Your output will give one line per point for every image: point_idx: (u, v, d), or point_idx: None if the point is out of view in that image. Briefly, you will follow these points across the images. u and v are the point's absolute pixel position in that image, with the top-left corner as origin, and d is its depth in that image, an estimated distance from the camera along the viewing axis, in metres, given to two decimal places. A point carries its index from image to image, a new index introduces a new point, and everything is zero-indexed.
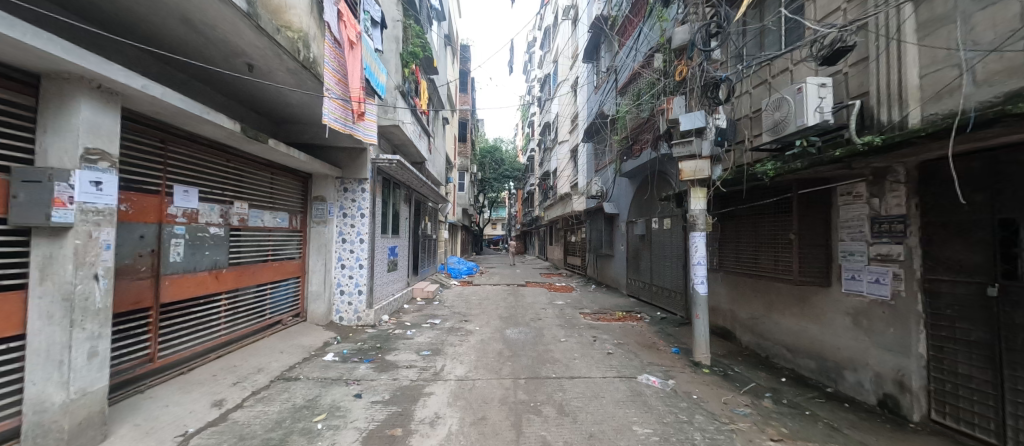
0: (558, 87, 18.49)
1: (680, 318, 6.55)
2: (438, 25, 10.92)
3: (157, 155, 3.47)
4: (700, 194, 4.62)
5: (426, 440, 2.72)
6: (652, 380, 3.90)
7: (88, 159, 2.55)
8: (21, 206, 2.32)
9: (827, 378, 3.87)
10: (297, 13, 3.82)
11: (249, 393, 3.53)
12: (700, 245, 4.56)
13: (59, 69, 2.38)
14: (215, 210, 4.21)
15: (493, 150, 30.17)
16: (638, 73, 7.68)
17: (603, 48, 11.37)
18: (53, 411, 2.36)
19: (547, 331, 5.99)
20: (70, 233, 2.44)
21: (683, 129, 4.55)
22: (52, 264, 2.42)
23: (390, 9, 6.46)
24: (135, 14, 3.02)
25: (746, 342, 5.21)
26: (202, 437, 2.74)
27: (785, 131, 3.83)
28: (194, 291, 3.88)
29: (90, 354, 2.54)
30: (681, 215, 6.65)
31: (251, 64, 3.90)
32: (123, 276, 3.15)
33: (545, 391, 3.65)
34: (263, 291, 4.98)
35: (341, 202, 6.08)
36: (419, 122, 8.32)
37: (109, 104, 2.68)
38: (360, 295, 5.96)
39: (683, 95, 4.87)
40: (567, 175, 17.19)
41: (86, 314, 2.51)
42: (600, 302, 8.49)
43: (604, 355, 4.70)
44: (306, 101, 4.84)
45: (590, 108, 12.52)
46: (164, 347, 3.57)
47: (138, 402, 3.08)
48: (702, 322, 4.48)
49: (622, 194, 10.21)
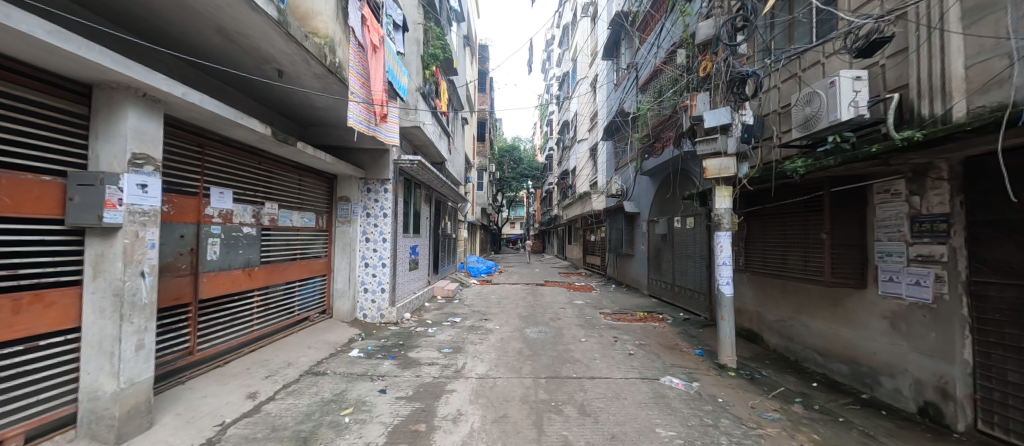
0: (577, 85, 18.31)
1: (703, 319, 6.41)
2: (457, 27, 11.02)
3: (195, 159, 3.64)
4: (725, 193, 4.49)
5: (450, 437, 2.78)
6: (675, 382, 3.83)
7: (136, 163, 2.72)
8: (78, 207, 2.51)
9: (862, 383, 3.71)
10: (324, 19, 3.94)
11: (280, 386, 3.68)
12: (725, 245, 4.44)
13: (108, 79, 2.55)
14: (248, 210, 4.39)
15: (511, 149, 30.18)
16: (660, 69, 7.54)
17: (623, 45, 11.22)
18: (106, 399, 2.55)
19: (567, 331, 5.96)
20: (119, 232, 2.60)
21: (708, 126, 4.45)
22: (104, 261, 2.59)
23: (411, 13, 6.57)
24: (174, 25, 3.20)
25: (774, 345, 5.04)
26: (238, 428, 2.90)
27: (817, 127, 3.70)
28: (230, 287, 4.06)
29: (137, 346, 2.70)
30: (705, 214, 6.50)
31: (281, 70, 4.04)
32: (165, 273, 3.33)
33: (566, 391, 3.64)
34: (292, 287, 5.16)
35: (364, 202, 6.23)
36: (439, 123, 8.44)
37: (154, 111, 2.84)
38: (383, 293, 6.12)
39: (708, 91, 4.75)
40: (586, 173, 17.03)
41: (134, 309, 2.67)
42: (621, 302, 8.38)
43: (625, 356, 4.66)
44: (332, 104, 4.97)
45: (610, 105, 12.34)
46: (203, 341, 3.76)
47: (179, 393, 3.26)
48: (727, 323, 4.36)
49: (642, 193, 10.05)
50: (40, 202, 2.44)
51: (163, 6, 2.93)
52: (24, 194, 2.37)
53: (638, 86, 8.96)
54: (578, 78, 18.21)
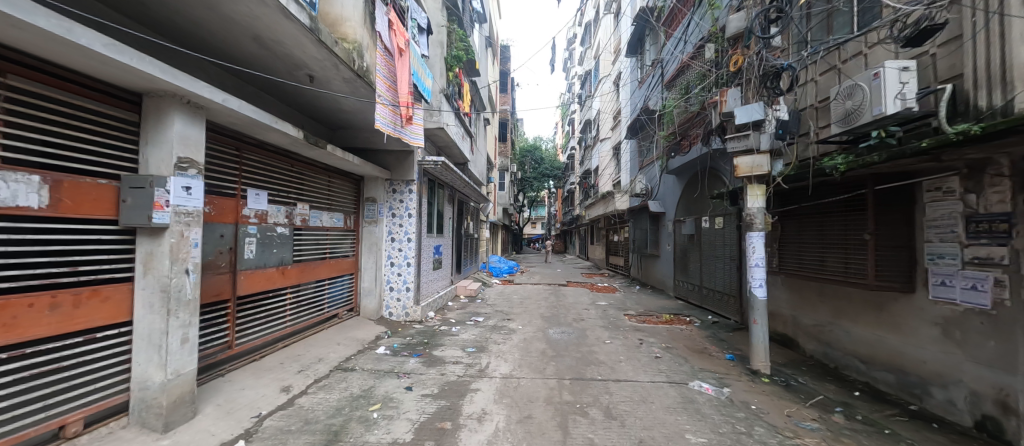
0: (599, 84, 18.08)
1: (733, 322, 6.20)
2: (479, 28, 11.11)
3: (234, 162, 3.82)
4: (758, 192, 4.33)
5: (475, 436, 2.79)
6: (704, 387, 3.71)
7: (181, 167, 2.88)
8: (131, 208, 2.69)
9: (910, 394, 3.48)
10: (352, 25, 4.05)
11: (312, 381, 3.81)
12: (758, 246, 4.28)
13: (157, 88, 2.71)
14: (282, 211, 4.57)
15: (532, 149, 30.15)
16: (687, 65, 7.34)
17: (647, 42, 10.99)
18: (155, 388, 2.72)
19: (591, 332, 5.89)
20: (166, 232, 2.76)
21: (739, 122, 4.30)
22: (153, 258, 2.77)
23: (435, 16, 6.66)
24: (214, 34, 3.36)
25: (810, 351, 4.81)
26: (274, 420, 3.03)
27: (859, 122, 3.50)
28: (265, 285, 4.24)
29: (182, 340, 2.86)
30: (736, 213, 6.28)
31: (312, 75, 4.18)
32: (207, 271, 3.51)
33: (590, 393, 3.60)
34: (322, 285, 5.33)
35: (390, 202, 6.37)
36: (462, 124, 8.52)
37: (197, 117, 3.01)
38: (408, 292, 6.25)
39: (739, 87, 4.59)
40: (608, 172, 16.79)
41: (179, 304, 2.83)
42: (646, 304, 8.21)
43: (651, 359, 4.56)
44: (359, 108, 5.10)
45: (633, 103, 12.10)
46: (241, 336, 3.93)
47: (220, 385, 3.43)
48: (760, 327, 4.19)
49: (668, 192, 9.82)
50: (97, 203, 2.61)
51: (204, 16, 3.08)
52: (83, 195, 2.54)
53: (663, 83, 8.76)
54: (601, 76, 17.96)
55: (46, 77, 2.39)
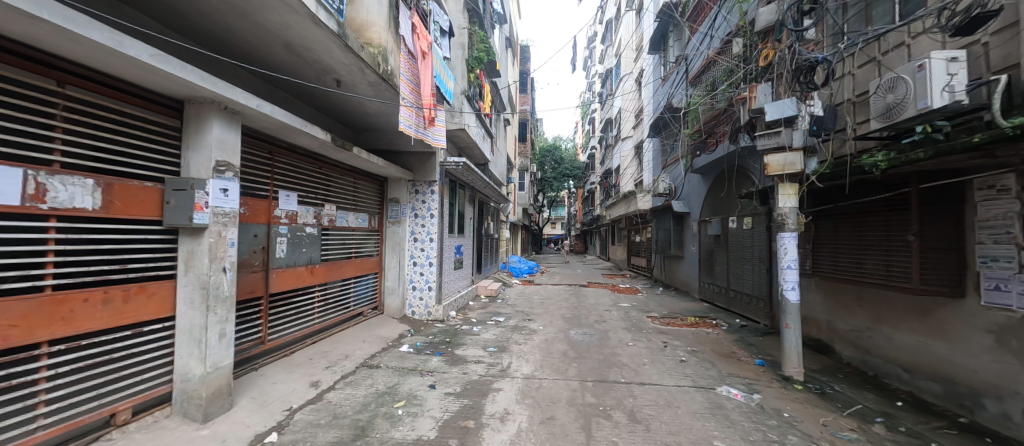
0: (621, 82, 17.82)
1: (763, 326, 5.99)
2: (500, 29, 11.15)
3: (267, 165, 3.98)
4: (790, 191, 4.17)
5: (498, 435, 2.80)
6: (733, 392, 3.59)
7: (219, 170, 3.03)
8: (174, 210, 2.84)
9: (959, 405, 3.27)
10: (377, 30, 4.14)
11: (339, 376, 3.93)
12: (790, 247, 4.12)
13: (197, 96, 2.85)
14: (310, 212, 4.72)
15: (551, 149, 29.99)
16: (713, 60, 7.14)
17: (671, 38, 10.75)
18: (195, 380, 2.88)
19: (613, 334, 5.81)
20: (206, 232, 2.92)
21: (770, 119, 4.14)
22: (194, 257, 2.93)
23: (457, 18, 6.73)
24: (248, 42, 3.52)
25: (847, 358, 4.58)
26: (304, 414, 3.15)
27: (901, 117, 3.31)
28: (295, 283, 4.39)
29: (220, 335, 3.01)
30: (766, 213, 6.07)
31: (339, 79, 4.30)
32: (242, 269, 3.67)
33: (614, 395, 3.55)
34: (348, 284, 5.47)
35: (413, 203, 6.49)
36: (483, 125, 8.58)
37: (233, 122, 3.15)
38: (430, 291, 6.36)
39: (769, 82, 4.44)
40: (630, 172, 16.51)
41: (218, 301, 2.98)
42: (670, 306, 8.03)
43: (677, 363, 4.46)
44: (383, 111, 5.21)
45: (656, 100, 11.85)
46: (273, 332, 4.09)
47: (253, 378, 3.58)
48: (793, 332, 4.03)
49: (693, 192, 9.58)
50: (144, 205, 2.77)
51: (239, 25, 3.23)
52: (131, 198, 2.69)
53: (688, 80, 8.55)
54: (622, 74, 17.67)
55: (101, 87, 2.54)
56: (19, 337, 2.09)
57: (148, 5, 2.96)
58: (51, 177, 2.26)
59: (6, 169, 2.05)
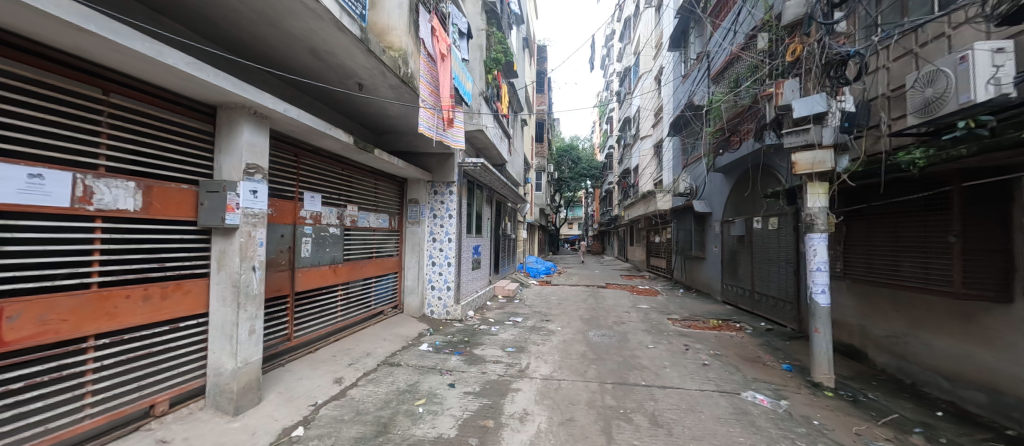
0: (640, 80, 17.55)
1: (789, 330, 5.79)
2: (517, 30, 11.17)
3: (293, 167, 4.11)
4: (819, 190, 4.03)
5: (518, 435, 2.81)
6: (759, 398, 3.49)
7: (249, 173, 3.16)
8: (208, 211, 2.97)
9: (1004, 417, 3.08)
10: (398, 34, 4.22)
11: (361, 374, 4.02)
12: (820, 248, 3.97)
13: (229, 101, 2.98)
14: (334, 212, 4.84)
15: (569, 149, 29.82)
16: (737, 56, 6.95)
17: (692, 34, 10.52)
18: (227, 374, 3.00)
19: (633, 336, 5.73)
20: (237, 232, 3.04)
21: (798, 116, 4.01)
22: (226, 256, 3.06)
23: (475, 20, 6.79)
24: (275, 49, 3.64)
25: (881, 364, 4.38)
26: (328, 409, 3.24)
27: (941, 112, 3.15)
28: (319, 282, 4.51)
29: (250, 331, 3.13)
30: (793, 213, 5.87)
31: (361, 83, 4.39)
32: (270, 267, 3.80)
33: (635, 398, 3.50)
34: (369, 283, 5.59)
35: (431, 203, 6.59)
36: (500, 126, 8.61)
37: (262, 126, 3.27)
38: (449, 291, 6.45)
39: (797, 77, 4.29)
40: (649, 171, 16.24)
41: (247, 298, 3.10)
42: (691, 308, 7.87)
43: (699, 366, 4.36)
44: (403, 113, 5.29)
45: (677, 98, 11.62)
46: (299, 329, 4.22)
47: (280, 374, 3.70)
48: (823, 337, 3.88)
49: (715, 191, 9.35)
50: (180, 206, 2.91)
51: (267, 32, 3.35)
52: (169, 199, 2.82)
53: (710, 76, 8.36)
54: (641, 72, 17.41)
55: (141, 95, 2.68)
56: (68, 330, 2.23)
57: (184, 15, 3.11)
58: (97, 179, 2.40)
59: (57, 173, 2.19)
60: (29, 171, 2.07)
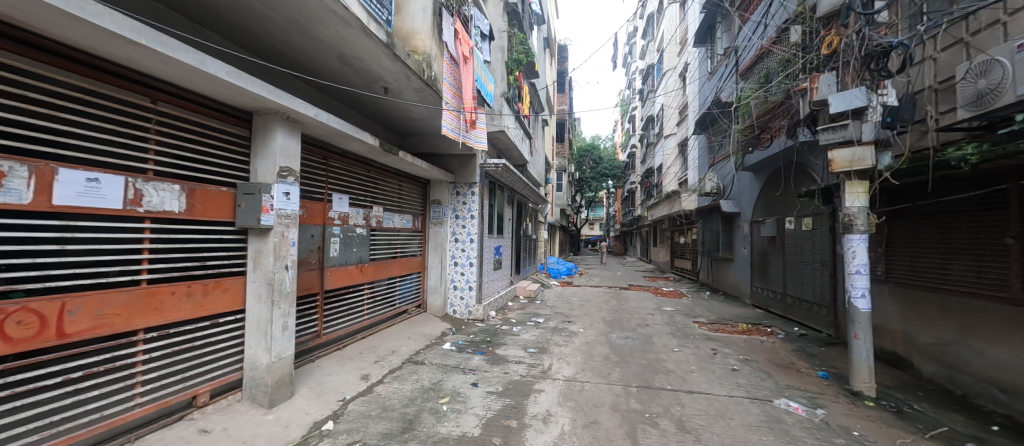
0: (664, 77, 17.18)
1: (825, 336, 5.53)
2: (538, 30, 11.15)
3: (322, 170, 4.24)
4: (859, 189, 3.83)
5: (541, 436, 2.81)
6: (793, 406, 3.35)
7: (282, 175, 3.29)
8: (245, 212, 3.12)
9: None
10: (422, 38, 4.30)
11: (387, 371, 4.12)
12: (860, 250, 3.78)
13: (264, 107, 3.11)
14: (360, 213, 4.97)
15: (589, 149, 29.52)
16: (767, 50, 6.70)
17: (719, 28, 10.21)
18: (262, 369, 3.13)
19: (658, 338, 5.62)
20: (271, 232, 3.18)
21: (834, 111, 3.84)
22: (261, 255, 3.19)
23: (496, 21, 6.83)
24: (306, 56, 3.78)
25: (928, 374, 4.12)
26: (356, 405, 3.34)
27: (996, 104, 2.93)
28: (347, 281, 4.64)
29: (283, 328, 3.26)
30: (829, 213, 5.60)
31: (386, 87, 4.49)
32: (301, 267, 3.95)
33: (660, 403, 3.43)
34: (394, 282, 5.71)
35: (454, 204, 6.68)
36: (522, 126, 8.62)
37: (295, 130, 3.40)
38: (471, 291, 6.52)
39: (834, 71, 4.10)
40: (674, 170, 15.87)
41: (281, 296, 3.23)
42: (718, 311, 7.63)
43: (728, 372, 4.22)
44: (427, 115, 5.38)
45: (703, 95, 11.30)
46: (327, 326, 4.36)
47: (311, 369, 3.83)
48: (863, 344, 3.70)
49: (744, 191, 9.04)
50: (220, 207, 3.06)
51: (299, 40, 3.48)
52: (210, 201, 2.98)
53: (738, 72, 8.09)
54: (665, 69, 17.04)
55: (186, 103, 2.84)
56: (121, 324, 2.39)
57: (222, 26, 3.27)
58: (147, 183, 2.55)
59: (112, 177, 2.36)
60: (88, 175, 2.24)
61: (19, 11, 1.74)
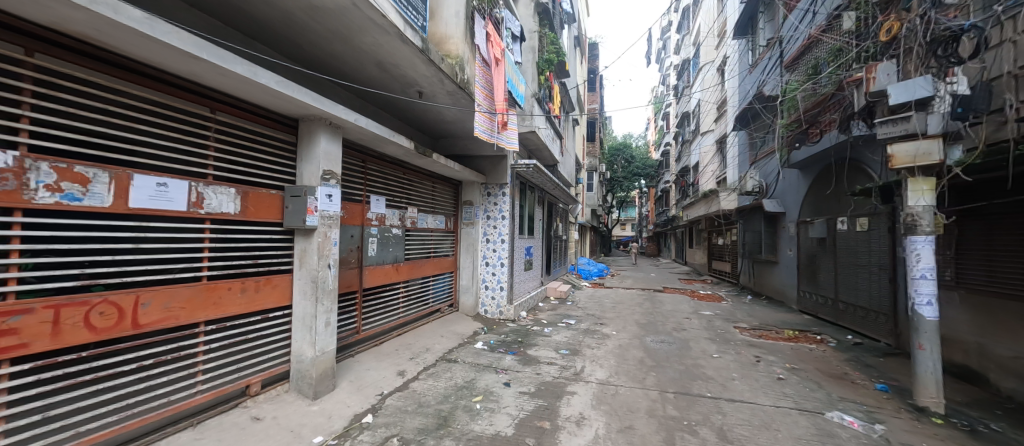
0: (700, 71, 16.52)
1: (883, 346, 5.13)
2: (569, 29, 11.04)
3: (361, 173, 4.42)
4: (924, 186, 3.52)
5: (575, 439, 2.78)
6: (848, 420, 3.12)
7: (326, 179, 3.46)
8: (292, 213, 3.30)
9: None
10: (455, 42, 4.38)
11: (422, 368, 4.23)
12: (925, 253, 3.47)
13: (309, 114, 3.29)
14: (396, 214, 5.13)
15: (620, 148, 28.91)
16: (816, 39, 6.28)
17: (762, 18, 9.68)
18: (307, 361, 3.31)
19: (695, 343, 5.42)
20: (316, 232, 3.35)
21: (894, 103, 3.55)
22: (306, 254, 3.37)
23: (527, 22, 6.84)
24: (347, 64, 3.96)
25: (1006, 390, 3.71)
26: (394, 400, 3.45)
27: None
28: (383, 279, 4.80)
29: (326, 323, 3.42)
30: (889, 212, 5.17)
31: (420, 91, 4.62)
32: (342, 265, 4.12)
33: (699, 410, 3.30)
34: (427, 281, 5.85)
35: (485, 205, 6.76)
36: (552, 127, 8.57)
37: (336, 135, 3.57)
38: (502, 291, 6.58)
39: (893, 60, 3.76)
40: (711, 168, 15.22)
41: (324, 293, 3.39)
42: (761, 317, 7.24)
43: (774, 381, 4.00)
44: (459, 118, 5.48)
45: (744, 89, 10.76)
46: (366, 323, 4.54)
47: (351, 363, 4.01)
48: (928, 355, 3.40)
49: (790, 189, 8.53)
50: (270, 209, 3.26)
51: (340, 49, 3.65)
52: (261, 203, 3.18)
53: (783, 64, 7.65)
54: (702, 63, 16.39)
55: (242, 112, 3.05)
56: (185, 317, 2.60)
57: (271, 39, 3.49)
58: (207, 187, 2.77)
59: (178, 182, 2.57)
60: (158, 180, 2.46)
61: (103, 33, 1.96)
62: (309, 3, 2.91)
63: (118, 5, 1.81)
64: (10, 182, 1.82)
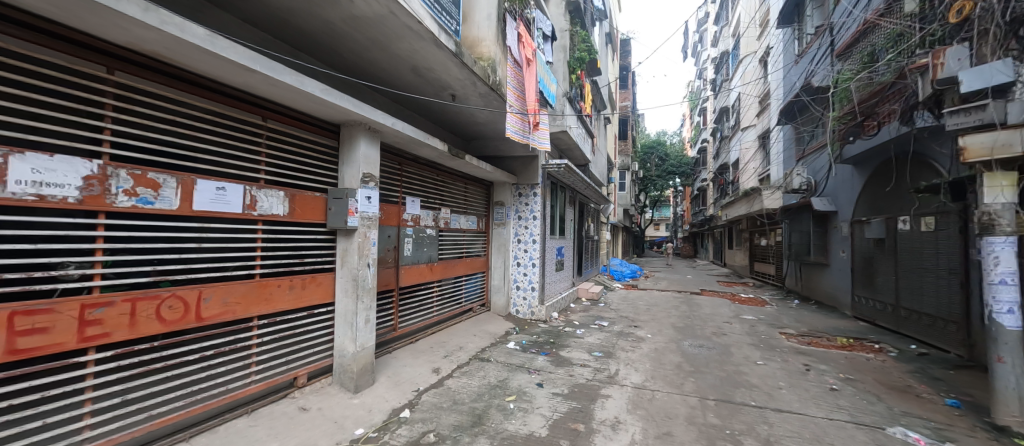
0: (740, 64, 15.75)
1: (954, 357, 4.68)
2: (601, 26, 10.87)
3: (398, 175, 4.57)
4: (1002, 182, 3.17)
5: (611, 443, 2.75)
6: (913, 436, 2.86)
7: (365, 181, 3.60)
8: (335, 215, 3.47)
9: None
10: (487, 44, 4.43)
11: (456, 366, 4.32)
12: (1006, 256, 3.12)
13: (349, 120, 3.44)
14: (430, 215, 5.26)
15: (653, 145, 28.08)
16: (874, 23, 5.82)
17: (810, 5, 9.09)
18: (348, 356, 3.46)
19: (737, 349, 5.17)
20: (356, 233, 3.49)
21: (965, 91, 3.25)
22: (347, 253, 3.53)
23: (558, 21, 6.80)
24: (384, 70, 4.10)
25: None
26: (429, 396, 3.55)
27: None
28: (418, 279, 4.93)
29: (365, 320, 3.56)
30: (960, 210, 4.71)
31: (453, 94, 4.71)
32: (381, 264, 4.28)
33: (743, 419, 3.15)
34: (460, 281, 5.95)
35: (516, 205, 6.80)
36: (584, 126, 8.47)
37: (375, 139, 3.71)
38: (534, 291, 6.59)
39: (963, 44, 3.45)
40: (753, 165, 14.45)
41: (363, 291, 3.54)
42: (809, 323, 6.80)
43: (826, 391, 3.75)
44: (490, 119, 5.54)
45: (790, 80, 10.14)
46: (403, 320, 4.69)
47: (388, 359, 4.15)
48: (1008, 368, 3.07)
49: (842, 186, 7.97)
50: (314, 211, 3.43)
51: (378, 56, 3.79)
52: (307, 205, 3.36)
53: (834, 53, 7.15)
54: (742, 55, 15.59)
55: (292, 121, 3.26)
56: (240, 311, 2.79)
57: (316, 49, 3.69)
58: (259, 190, 2.96)
59: (235, 186, 2.77)
60: (217, 185, 2.65)
61: (172, 50, 2.16)
62: (350, 14, 3.05)
63: (184, 24, 1.97)
64: (95, 187, 2.04)
